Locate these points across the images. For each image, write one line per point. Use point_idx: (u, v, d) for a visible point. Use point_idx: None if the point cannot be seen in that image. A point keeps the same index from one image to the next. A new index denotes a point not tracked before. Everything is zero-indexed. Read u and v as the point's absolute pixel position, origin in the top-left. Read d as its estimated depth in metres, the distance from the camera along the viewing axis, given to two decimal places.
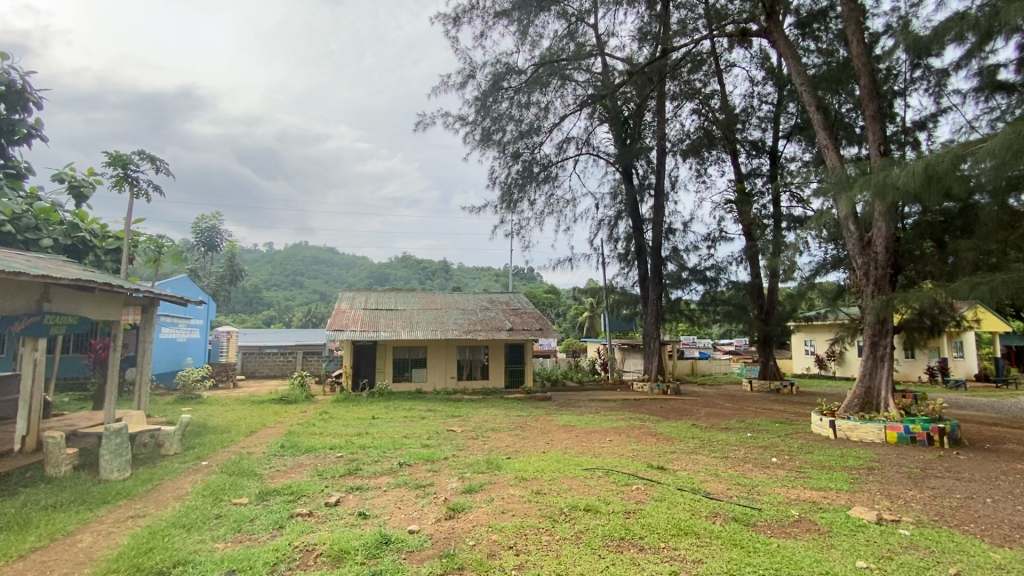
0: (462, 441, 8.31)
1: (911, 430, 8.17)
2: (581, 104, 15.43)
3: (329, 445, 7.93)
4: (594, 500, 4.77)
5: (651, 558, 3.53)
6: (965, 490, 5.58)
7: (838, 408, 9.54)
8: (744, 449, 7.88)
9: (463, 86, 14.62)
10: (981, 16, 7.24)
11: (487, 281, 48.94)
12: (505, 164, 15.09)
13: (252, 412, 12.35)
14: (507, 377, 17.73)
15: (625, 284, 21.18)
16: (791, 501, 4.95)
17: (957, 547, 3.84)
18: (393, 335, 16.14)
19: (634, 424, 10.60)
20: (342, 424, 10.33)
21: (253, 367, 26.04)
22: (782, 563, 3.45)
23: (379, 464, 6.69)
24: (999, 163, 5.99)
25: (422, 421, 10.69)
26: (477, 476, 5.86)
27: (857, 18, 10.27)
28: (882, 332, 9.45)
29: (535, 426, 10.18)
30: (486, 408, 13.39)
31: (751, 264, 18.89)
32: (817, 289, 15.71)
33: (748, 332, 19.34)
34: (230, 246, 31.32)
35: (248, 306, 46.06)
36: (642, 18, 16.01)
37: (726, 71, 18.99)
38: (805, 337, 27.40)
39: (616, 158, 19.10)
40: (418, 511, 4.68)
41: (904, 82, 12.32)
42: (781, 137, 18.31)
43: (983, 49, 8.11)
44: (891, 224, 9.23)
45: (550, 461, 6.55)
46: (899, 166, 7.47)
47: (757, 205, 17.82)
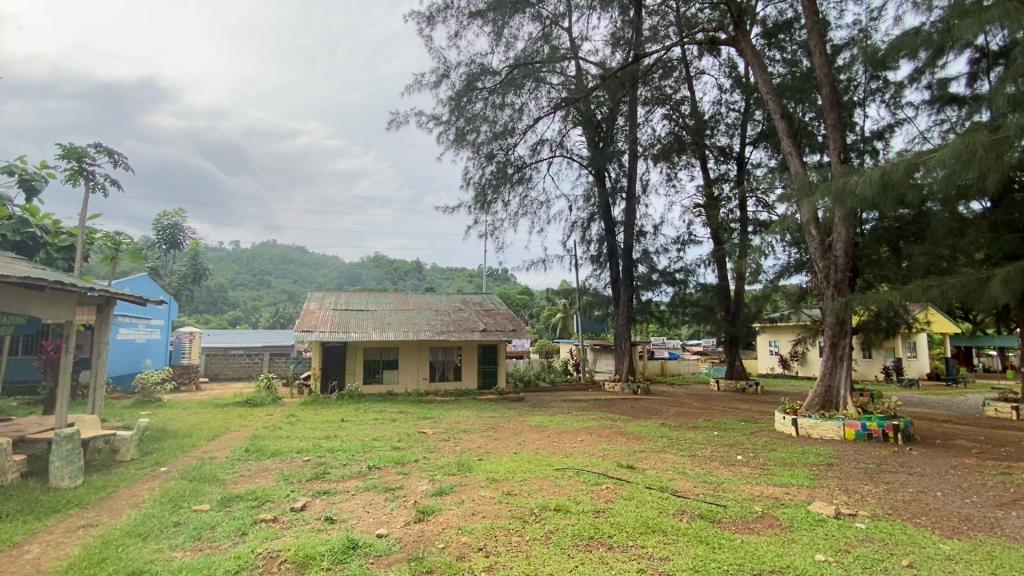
0: (433, 443, 8.23)
1: (868, 427, 8.51)
2: (555, 107, 15.53)
3: (296, 449, 7.73)
4: (564, 500, 4.80)
5: (620, 557, 3.57)
6: (917, 484, 5.84)
7: (800, 407, 9.86)
8: (711, 447, 8.04)
9: (437, 85, 14.51)
10: (933, 32, 7.61)
11: (460, 282, 48.67)
12: (479, 164, 15.04)
13: (215, 416, 11.95)
14: (479, 378, 17.68)
15: (597, 286, 21.41)
16: (755, 498, 5.09)
17: (910, 539, 4.02)
18: (364, 336, 15.89)
19: (605, 424, 10.70)
20: (310, 427, 10.10)
21: (216, 369, 25.20)
22: (745, 558, 3.54)
23: (347, 467, 6.55)
24: (950, 171, 6.32)
25: (393, 423, 10.55)
26: (447, 478, 5.81)
27: (819, 30, 10.64)
28: (841, 333, 9.79)
29: (507, 426, 10.18)
30: (458, 409, 13.32)
31: (718, 267, 19.40)
32: (781, 291, 16.22)
33: (715, 333, 19.80)
34: (194, 245, 30.24)
35: (213, 306, 44.53)
36: (615, 23, 16.24)
37: (696, 78, 19.44)
38: (770, 338, 28.23)
39: (589, 161, 19.27)
40: (386, 514, 4.61)
41: (863, 93, 12.86)
42: (747, 143, 18.85)
43: (935, 64, 8.53)
44: (850, 229, 9.60)
45: (521, 461, 6.56)
46: (857, 173, 7.76)
47: (724, 209, 18.31)
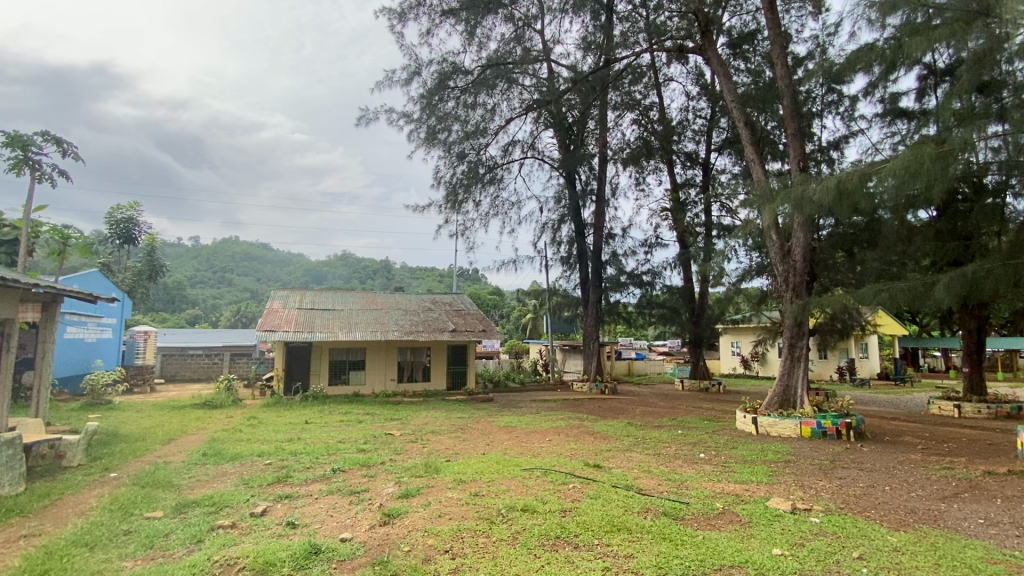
0: (400, 445, 8.13)
1: (823, 425, 8.87)
2: (527, 108, 15.60)
3: (257, 452, 7.52)
4: (532, 500, 4.82)
5: (585, 555, 3.61)
6: (867, 479, 6.13)
7: (760, 405, 10.19)
8: (676, 446, 8.22)
9: (408, 82, 14.35)
10: (886, 48, 7.99)
11: (431, 282, 48.27)
12: (450, 164, 14.94)
13: (171, 418, 11.48)
14: (448, 379, 17.57)
15: (567, 287, 21.60)
16: (716, 495, 5.23)
17: (860, 532, 4.21)
18: (329, 336, 15.57)
19: (572, 424, 10.81)
20: (272, 429, 9.82)
21: (173, 370, 24.22)
22: (706, 553, 3.63)
23: (310, 470, 6.40)
24: (899, 181, 6.66)
25: (359, 425, 10.37)
26: (414, 480, 5.75)
27: (781, 43, 11.00)
28: (799, 334, 10.16)
29: (476, 427, 10.15)
30: (427, 410, 13.21)
31: (683, 269, 19.87)
32: (743, 293, 16.76)
33: (680, 334, 20.27)
34: (150, 240, 28.98)
35: (170, 305, 42.74)
36: (586, 28, 16.44)
37: (664, 84, 19.86)
38: (733, 339, 29.09)
39: (560, 163, 19.43)
40: (350, 518, 4.52)
41: (821, 105, 13.41)
42: (713, 150, 19.38)
43: (886, 79, 8.97)
44: (808, 235, 9.98)
45: (489, 462, 6.55)
46: (815, 181, 8.06)
47: (690, 213, 18.76)
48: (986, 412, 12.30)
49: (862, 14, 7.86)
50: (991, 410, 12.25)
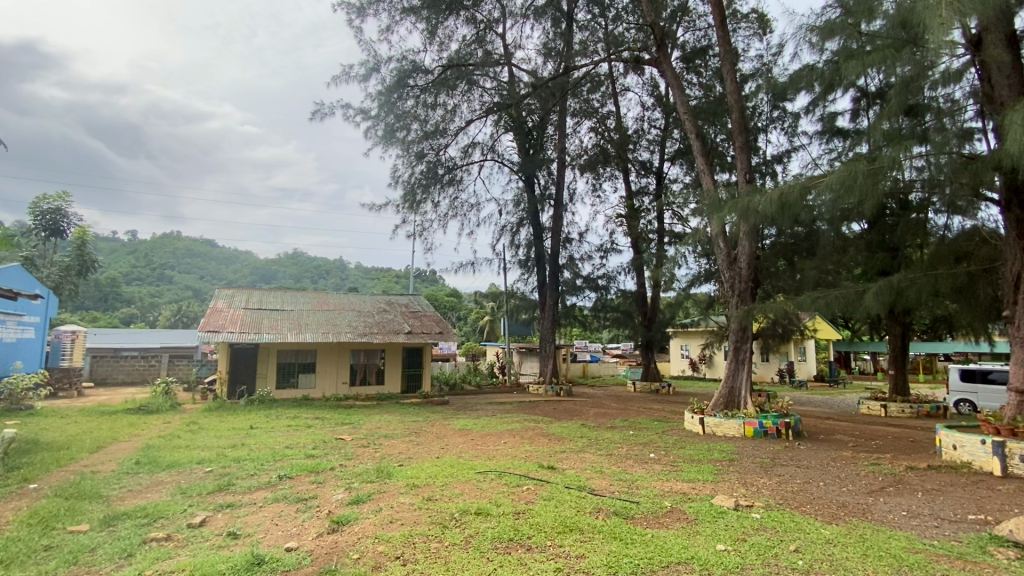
0: (351, 449, 7.91)
1: (764, 425, 9.30)
2: (488, 111, 15.63)
3: (197, 459, 7.13)
4: (485, 503, 4.80)
5: (538, 557, 3.63)
6: (804, 476, 6.49)
7: (706, 406, 10.59)
8: (627, 446, 8.41)
9: (366, 78, 14.06)
10: (825, 69, 8.47)
11: (386, 283, 47.40)
12: (408, 164, 14.68)
13: (101, 425, 10.73)
14: (403, 382, 17.26)
15: (524, 290, 21.73)
16: (665, 493, 5.38)
17: (796, 526, 4.44)
18: (278, 337, 14.99)
19: (528, 426, 10.86)
20: (212, 435, 9.32)
21: (104, 373, 22.73)
22: (655, 551, 3.73)
23: (254, 478, 6.12)
24: (836, 195, 7.13)
25: (308, 430, 10.02)
26: (365, 486, 5.60)
27: (731, 60, 11.48)
28: (743, 337, 10.62)
29: (430, 431, 10.01)
30: (379, 413, 12.96)
31: (637, 274, 20.43)
32: (692, 298, 17.43)
33: (633, 337, 20.81)
34: (80, 233, 27.06)
35: (102, 304, 40.18)
36: (547, 34, 16.70)
37: (621, 94, 20.38)
38: (682, 342, 30.11)
39: (519, 167, 19.55)
40: (297, 526, 4.36)
41: (766, 120, 14.13)
42: (665, 160, 20.03)
43: (824, 99, 9.56)
44: (752, 244, 10.46)
45: (443, 466, 6.47)
46: (759, 192, 8.45)
47: (644, 219, 19.34)
48: (909, 411, 13.25)
49: (804, 37, 8.34)
50: (913, 409, 13.21)
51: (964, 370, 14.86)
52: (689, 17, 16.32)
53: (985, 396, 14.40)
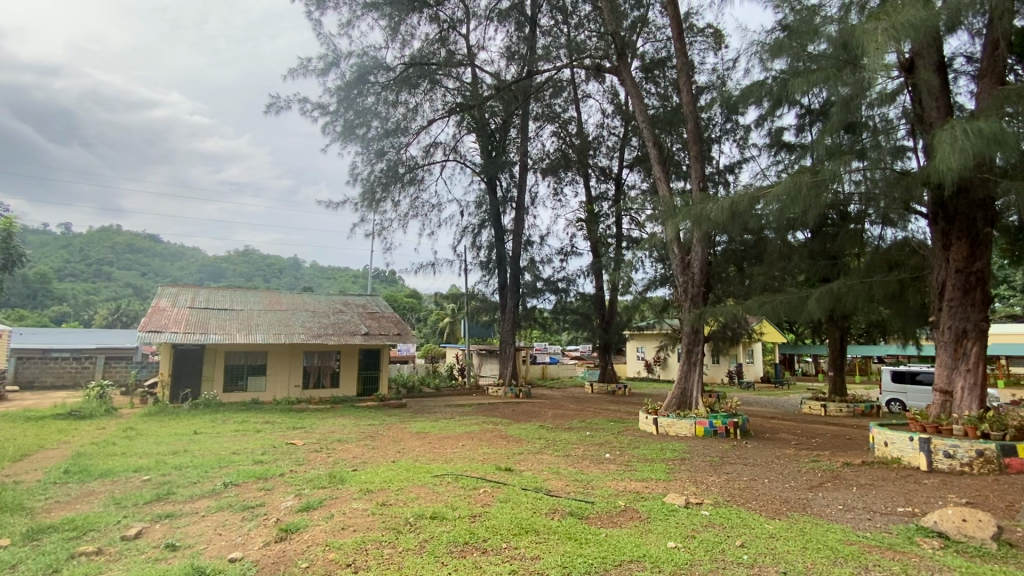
0: (302, 455, 7.64)
1: (714, 424, 9.65)
2: (450, 111, 15.52)
3: (133, 467, 6.72)
4: (441, 506, 4.75)
5: (492, 560, 3.62)
6: (749, 473, 6.77)
7: (660, 407, 10.87)
8: (583, 447, 8.53)
9: (324, 72, 13.66)
10: (774, 85, 8.87)
11: (343, 283, 46.30)
12: (367, 161, 14.34)
13: (24, 431, 9.93)
14: (359, 385, 16.84)
15: (485, 291, 21.72)
16: (619, 493, 5.48)
17: (742, 522, 4.62)
18: (226, 338, 14.34)
19: (486, 428, 10.84)
20: (152, 441, 8.82)
21: (31, 376, 21.20)
22: (608, 550, 3.80)
23: (197, 486, 5.82)
24: (783, 205, 7.51)
25: (257, 434, 9.63)
26: (316, 492, 5.42)
27: (687, 73, 11.85)
28: (695, 340, 10.95)
29: (386, 434, 9.84)
30: (333, 417, 12.62)
31: (596, 278, 20.80)
32: (648, 302, 17.91)
33: (591, 340, 21.16)
34: (6, 225, 25.11)
35: (31, 301, 37.45)
36: (510, 37, 16.85)
37: (582, 100, 20.72)
38: (637, 344, 30.83)
39: (481, 168, 19.54)
40: (242, 536, 4.18)
41: (719, 132, 14.70)
42: (624, 166, 20.52)
43: (772, 114, 10.03)
44: (704, 250, 10.83)
45: (398, 470, 6.35)
46: (711, 200, 8.77)
47: (603, 224, 19.73)
48: (846, 410, 14.05)
49: (755, 53, 8.70)
50: (850, 408, 14.02)
51: (895, 371, 15.91)
52: (648, 28, 16.78)
53: (914, 396, 15.45)
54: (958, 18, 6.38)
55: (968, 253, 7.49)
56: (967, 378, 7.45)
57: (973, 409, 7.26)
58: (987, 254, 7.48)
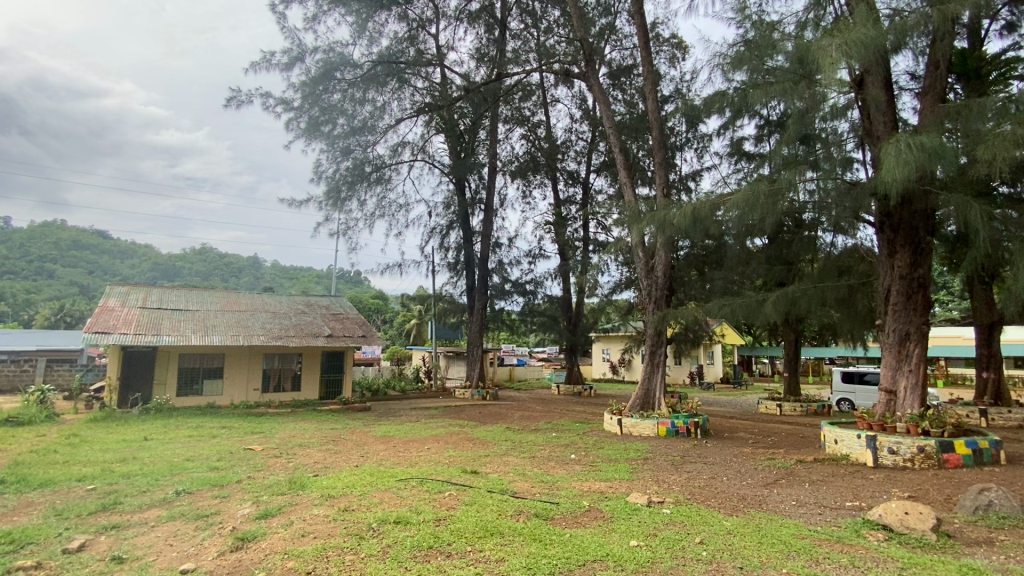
0: (260, 461, 7.39)
1: (676, 424, 9.88)
2: (419, 111, 15.36)
3: (77, 476, 6.35)
4: (405, 511, 4.69)
5: (457, 563, 3.60)
6: (709, 472, 6.97)
7: (624, 408, 11.04)
8: (549, 448, 8.59)
9: (288, 67, 13.31)
10: (735, 95, 9.16)
11: (305, 283, 45.12)
12: (333, 159, 14.02)
13: None
14: (321, 388, 16.43)
15: (453, 293, 21.64)
16: (584, 494, 5.54)
17: (702, 519, 4.75)
18: (180, 340, 13.78)
19: (452, 431, 10.77)
20: (98, 449, 8.35)
21: None
22: (572, 550, 3.84)
23: (147, 495, 5.55)
24: (742, 212, 7.79)
25: (212, 440, 9.27)
26: (275, 499, 5.26)
27: (652, 82, 12.11)
28: (659, 342, 11.18)
29: (349, 438, 9.64)
30: (294, 421, 12.28)
31: (563, 280, 21.03)
32: (613, 304, 18.22)
33: (558, 341, 21.39)
34: None
35: None
36: (480, 39, 16.90)
37: (551, 104, 20.93)
38: (603, 346, 31.30)
39: (450, 169, 19.40)
40: (195, 546, 4.02)
41: (683, 139, 15.12)
42: (592, 171, 20.83)
43: (732, 124, 10.37)
44: (668, 254, 11.10)
45: (362, 475, 6.24)
46: (674, 206, 8.99)
47: (571, 227, 19.99)
48: (800, 410, 14.63)
49: (717, 64, 8.97)
50: (804, 407, 14.60)
51: (845, 372, 16.68)
52: (616, 36, 17.09)
53: (862, 396, 16.23)
54: (904, 39, 6.76)
55: (911, 260, 7.93)
56: (909, 378, 7.89)
57: (915, 408, 7.68)
58: (928, 261, 7.93)
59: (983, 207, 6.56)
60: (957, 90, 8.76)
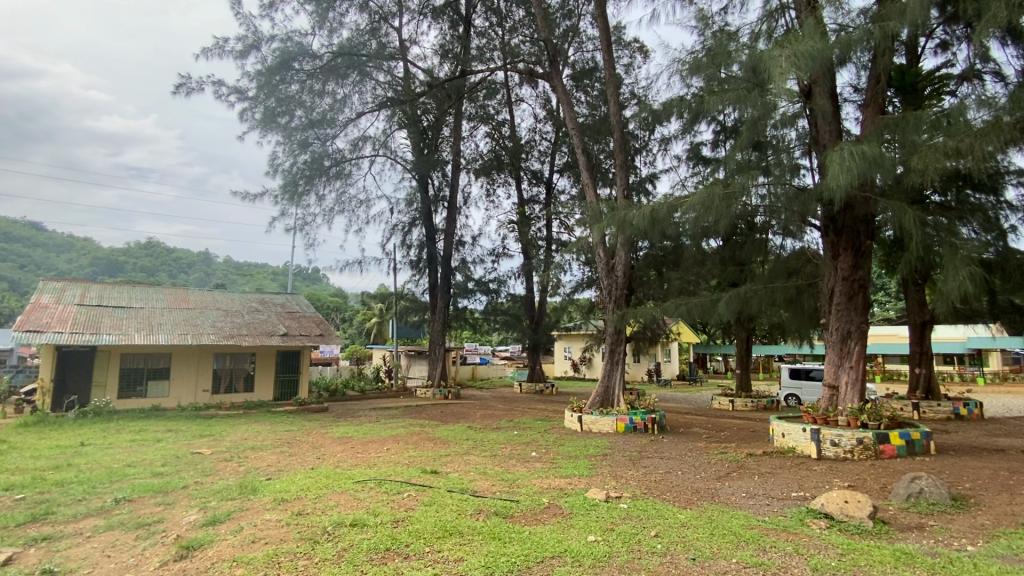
0: (209, 465, 7.08)
1: (634, 420, 10.14)
2: (380, 105, 15.04)
3: (3, 486, 5.90)
4: (363, 513, 4.60)
5: (414, 565, 3.56)
6: (665, 466, 7.16)
7: (584, 405, 11.18)
8: (510, 446, 8.62)
9: (242, 55, 12.80)
10: (692, 101, 9.43)
11: (260, 280, 43.50)
12: (289, 152, 13.54)
13: None
14: (276, 388, 15.89)
15: (415, 291, 21.32)
16: (543, 491, 5.59)
17: (657, 512, 4.88)
18: (121, 339, 13.04)
19: (412, 431, 10.65)
20: (27, 455, 7.79)
21: None
22: (531, 548, 3.86)
23: (82, 504, 5.21)
24: (698, 214, 8.05)
25: (157, 444, 8.81)
26: (223, 504, 5.05)
27: (614, 85, 12.29)
28: (618, 339, 11.39)
29: (305, 440, 9.38)
30: (246, 423, 11.83)
31: (526, 279, 21.15)
32: (575, 303, 18.49)
33: (521, 340, 21.52)
34: None
35: None
36: (444, 35, 16.76)
37: (515, 103, 20.97)
38: (564, 345, 31.67)
39: (412, 166, 19.10)
40: (135, 557, 3.81)
41: (643, 143, 15.47)
42: (555, 171, 21.01)
43: (691, 128, 10.68)
44: (627, 254, 11.33)
45: (317, 477, 6.07)
46: (634, 207, 9.18)
47: (534, 227, 20.12)
48: (751, 405, 15.27)
49: (676, 69, 9.19)
50: (754, 403, 15.24)
51: (793, 369, 17.52)
52: (579, 38, 17.29)
53: (808, 391, 17.08)
54: (848, 53, 7.12)
55: (853, 263, 8.39)
56: (850, 374, 8.34)
57: (854, 402, 8.14)
58: (868, 263, 8.41)
59: (917, 214, 7.00)
60: (896, 103, 9.29)
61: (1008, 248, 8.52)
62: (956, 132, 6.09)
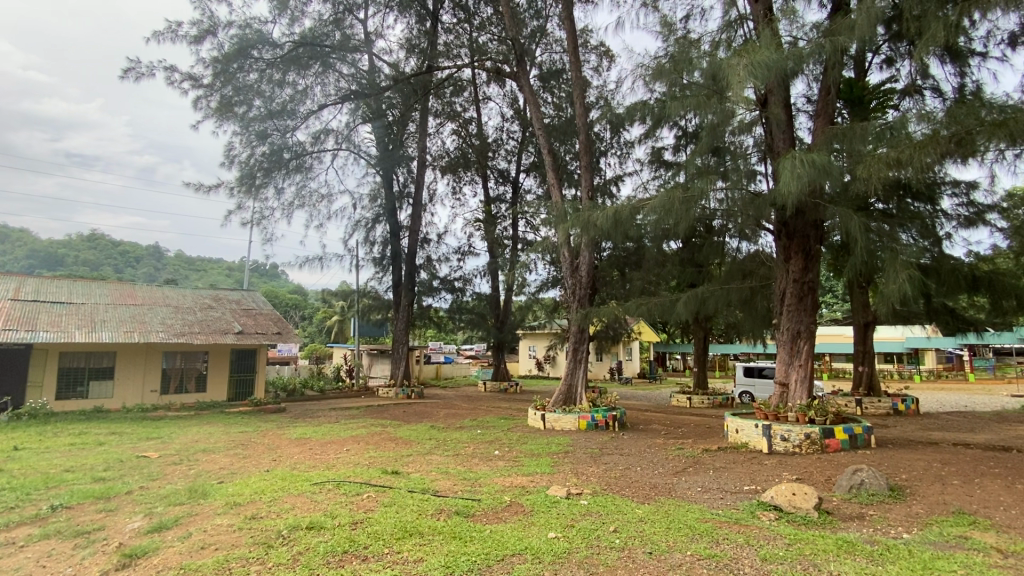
0: (155, 469, 6.75)
1: (596, 417, 10.29)
2: (344, 98, 14.68)
3: None
4: (320, 516, 4.49)
5: (372, 567, 3.51)
6: (625, 463, 7.30)
7: (547, 403, 11.27)
8: (472, 445, 8.60)
9: (197, 41, 12.27)
10: (654, 106, 9.64)
11: (214, 276, 41.74)
12: (247, 142, 13.05)
13: None
14: (230, 388, 15.31)
15: (378, 289, 20.96)
16: (505, 489, 5.60)
17: (616, 508, 4.97)
18: (61, 336, 12.28)
19: (373, 431, 10.47)
20: None
21: None
22: (491, 546, 3.87)
23: (14, 512, 4.88)
24: (658, 216, 8.25)
25: (99, 448, 8.33)
26: (171, 510, 4.83)
27: (580, 88, 12.41)
28: (581, 338, 11.55)
29: (260, 442, 9.07)
30: (197, 425, 11.33)
31: (491, 278, 21.15)
32: (540, 303, 18.66)
33: (486, 339, 21.51)
34: None
35: None
36: (411, 30, 16.57)
37: (482, 101, 20.92)
38: (529, 343, 31.88)
39: (377, 161, 18.74)
40: (72, 567, 3.60)
41: (608, 145, 15.71)
42: (521, 171, 21.10)
43: (653, 133, 10.93)
44: (591, 254, 11.50)
45: (272, 480, 5.88)
46: (598, 207, 9.32)
47: (500, 226, 20.15)
48: (707, 402, 15.78)
49: (640, 74, 9.36)
50: (711, 399, 15.77)
51: (747, 367, 18.25)
52: (546, 38, 17.40)
53: (761, 389, 17.81)
54: (801, 65, 7.45)
55: (803, 265, 8.77)
56: (799, 371, 8.72)
57: (803, 398, 8.53)
58: (816, 266, 8.81)
59: (861, 220, 7.39)
60: (844, 115, 9.78)
61: (942, 253, 9.12)
62: (898, 144, 6.47)
